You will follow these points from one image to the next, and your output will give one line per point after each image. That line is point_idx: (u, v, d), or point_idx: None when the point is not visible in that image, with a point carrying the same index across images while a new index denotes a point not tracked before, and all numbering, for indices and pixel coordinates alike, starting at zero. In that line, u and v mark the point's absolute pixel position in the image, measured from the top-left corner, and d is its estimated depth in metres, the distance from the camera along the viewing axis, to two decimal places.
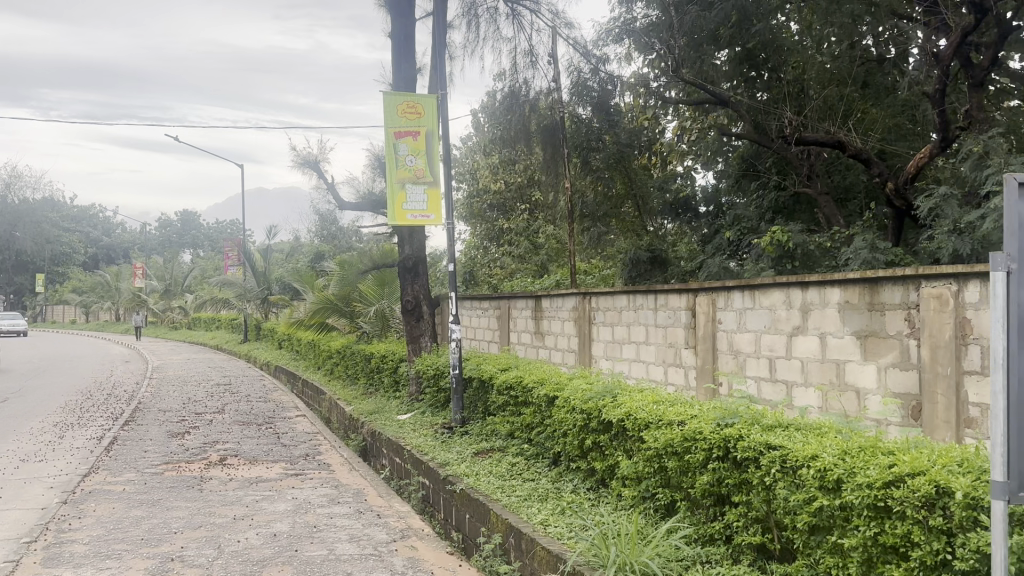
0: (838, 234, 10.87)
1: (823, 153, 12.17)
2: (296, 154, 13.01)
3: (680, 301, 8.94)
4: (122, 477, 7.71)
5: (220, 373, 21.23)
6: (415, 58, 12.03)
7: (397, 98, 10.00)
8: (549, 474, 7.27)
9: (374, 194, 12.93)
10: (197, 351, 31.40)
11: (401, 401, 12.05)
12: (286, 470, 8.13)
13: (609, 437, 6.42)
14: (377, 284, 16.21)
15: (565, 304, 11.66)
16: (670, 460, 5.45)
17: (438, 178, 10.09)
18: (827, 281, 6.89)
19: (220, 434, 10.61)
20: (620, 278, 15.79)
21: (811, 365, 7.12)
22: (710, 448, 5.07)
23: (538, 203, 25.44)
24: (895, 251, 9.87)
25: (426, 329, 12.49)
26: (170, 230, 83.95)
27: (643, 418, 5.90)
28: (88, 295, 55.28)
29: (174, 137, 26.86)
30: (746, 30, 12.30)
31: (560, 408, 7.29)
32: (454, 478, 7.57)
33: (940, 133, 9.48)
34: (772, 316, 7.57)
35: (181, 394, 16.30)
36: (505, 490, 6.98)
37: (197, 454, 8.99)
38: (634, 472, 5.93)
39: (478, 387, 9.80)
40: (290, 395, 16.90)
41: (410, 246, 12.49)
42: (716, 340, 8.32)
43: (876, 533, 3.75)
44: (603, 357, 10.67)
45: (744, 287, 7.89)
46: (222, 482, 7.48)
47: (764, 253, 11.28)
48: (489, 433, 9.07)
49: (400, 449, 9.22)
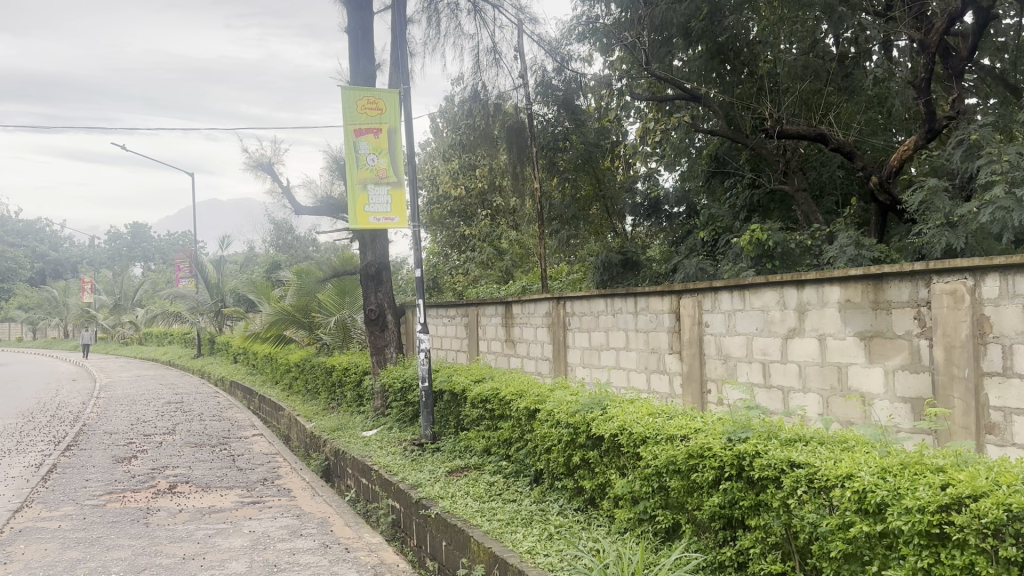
0: (818, 233, 10.50)
1: (799, 148, 11.78)
2: (248, 156, 12.29)
3: (662, 304, 8.44)
4: (59, 511, 6.93)
5: (171, 390, 20.23)
6: (373, 54, 11.41)
7: (356, 93, 9.42)
8: (532, 494, 6.70)
9: (332, 198, 12.25)
10: (148, 368, 30.15)
11: (366, 416, 11.38)
12: (242, 498, 7.42)
13: (600, 453, 5.87)
14: (337, 293, 15.47)
15: (537, 310, 11.14)
16: (673, 479, 4.91)
17: (402, 176, 9.41)
18: (825, 279, 6.44)
19: (171, 458, 9.83)
20: (590, 280, 15.28)
21: (810, 369, 6.64)
22: (720, 466, 4.52)
23: (500, 208, 24.89)
24: (881, 247, 9.50)
25: (391, 340, 11.86)
26: (120, 244, 81.81)
27: (640, 432, 5.34)
28: (35, 311, 53.27)
29: (120, 146, 25.67)
30: (718, 23, 11.97)
31: (543, 422, 6.72)
32: (427, 501, 6.94)
33: (926, 124, 9.19)
34: (764, 317, 7.08)
35: (130, 414, 15.39)
36: (485, 513, 6.38)
37: (144, 481, 8.23)
38: (631, 493, 5.37)
39: (450, 400, 9.19)
40: (246, 412, 16.07)
41: (372, 252, 11.77)
42: (704, 344, 7.82)
43: (928, 565, 3.24)
44: (580, 365, 10.14)
45: (733, 287, 7.40)
46: (171, 515, 6.76)
47: (742, 253, 10.84)
48: (463, 450, 8.48)
49: (367, 470, 8.58)
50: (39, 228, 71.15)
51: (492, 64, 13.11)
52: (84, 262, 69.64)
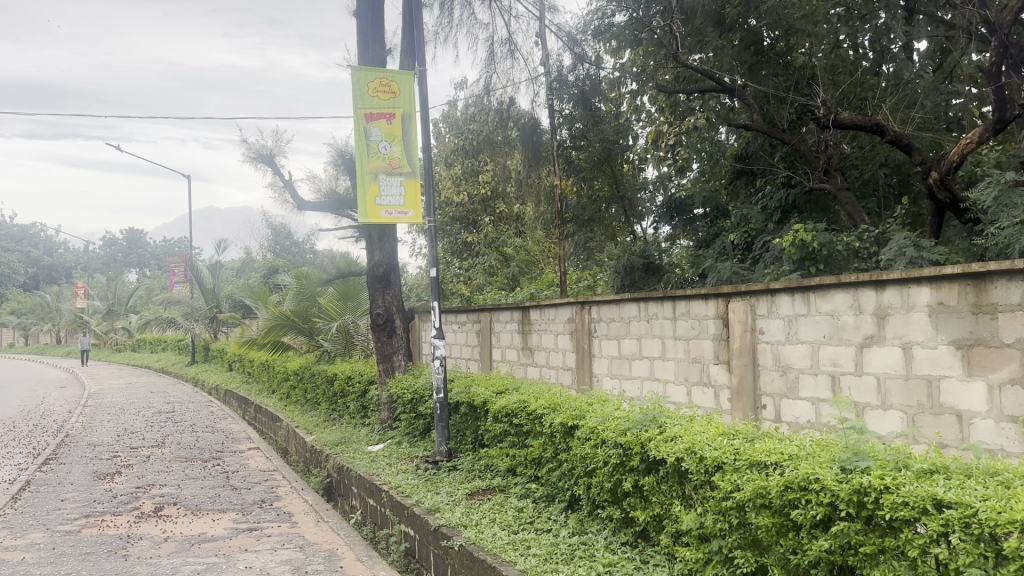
0: (867, 234, 9.66)
1: (842, 145, 10.93)
2: (248, 147, 11.45)
3: (706, 309, 7.56)
4: (25, 540, 6.01)
5: (162, 399, 19.27)
6: (383, 37, 10.58)
7: (366, 74, 8.57)
8: (569, 524, 5.83)
9: (337, 194, 11.42)
10: (140, 375, 29.20)
11: (371, 430, 10.51)
12: (237, 524, 6.53)
13: (656, 479, 4.99)
14: (339, 298, 14.66)
15: (558, 316, 10.31)
16: (759, 516, 4.02)
17: (416, 168, 8.60)
18: (913, 279, 5.59)
19: (158, 475, 8.92)
20: (609, 286, 14.39)
21: (890, 383, 5.78)
22: (831, 503, 3.65)
23: (504, 214, 24.13)
24: (942, 249, 8.67)
25: (399, 347, 10.97)
26: (116, 250, 80.96)
27: (715, 457, 4.43)
28: (26, 317, 52.16)
29: (116, 145, 24.76)
30: (755, 9, 11.11)
31: (584, 441, 5.84)
32: (448, 530, 6.05)
33: (996, 114, 8.41)
34: (834, 323, 6.22)
35: (118, 423, 14.47)
36: (519, 547, 5.50)
37: (126, 502, 7.33)
38: (699, 531, 4.48)
39: (468, 412, 8.33)
40: (241, 423, 15.18)
41: (381, 251, 10.92)
42: (757, 354, 6.96)
43: None
44: (607, 376, 9.27)
45: (796, 289, 6.55)
46: (154, 545, 5.85)
47: (784, 255, 9.97)
48: (484, 469, 7.63)
49: (375, 490, 7.70)
50: (33, 233, 70.21)
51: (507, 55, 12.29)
52: (79, 268, 68.89)
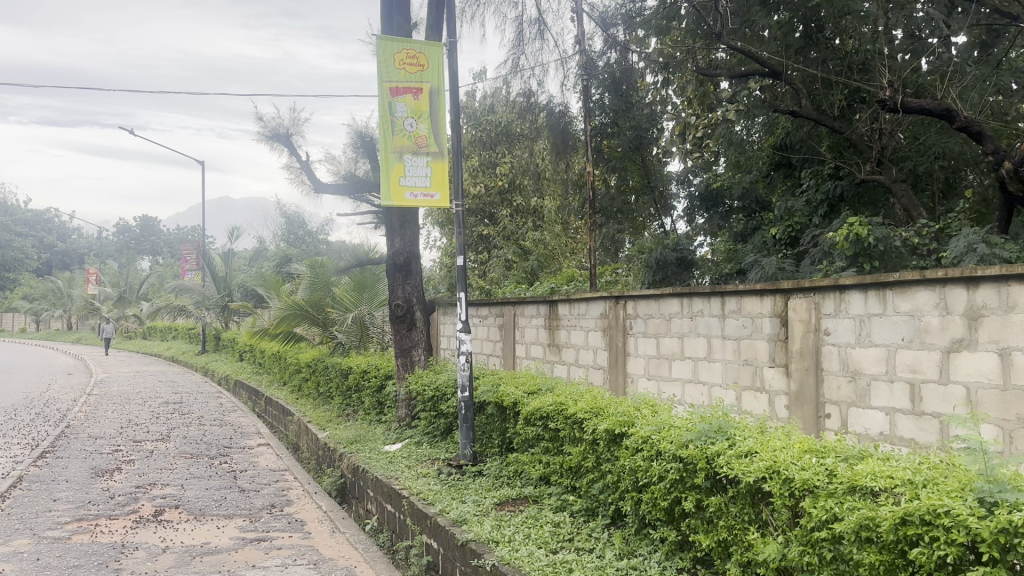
0: (927, 229, 8.95)
1: (898, 133, 10.20)
2: (263, 125, 10.84)
3: (761, 306, 6.88)
4: (9, 547, 5.41)
5: (170, 390, 18.67)
6: (409, 10, 9.94)
7: (394, 44, 7.94)
8: (613, 544, 5.18)
9: (356, 176, 10.79)
10: (150, 364, 28.71)
11: (388, 428, 9.88)
12: (244, 533, 5.91)
13: (726, 499, 4.32)
14: (355, 288, 14.02)
15: (589, 311, 9.67)
16: (862, 552, 3.33)
17: (445, 148, 7.97)
18: (1014, 275, 4.91)
19: (160, 473, 8.32)
20: (637, 280, 13.69)
21: (983, 394, 5.11)
22: (965, 543, 2.97)
23: (522, 207, 23.25)
24: (1014, 247, 7.96)
25: (419, 340, 10.34)
26: (130, 237, 80.60)
27: (804, 479, 3.77)
28: (39, 303, 51.77)
29: (129, 129, 24.11)
30: None
31: (635, 452, 5.19)
32: (478, 546, 5.41)
33: None
34: (915, 325, 5.55)
35: (123, 414, 13.89)
36: (560, 569, 4.84)
37: (124, 505, 6.73)
38: (781, 564, 3.80)
39: (494, 414, 7.72)
40: (250, 417, 14.58)
41: (401, 239, 10.32)
42: (821, 357, 6.29)
43: None
44: (643, 377, 8.63)
45: (870, 285, 5.87)
46: (150, 558, 5.23)
47: (835, 249, 9.25)
48: (512, 476, 7.01)
49: (393, 495, 7.08)
50: (47, 219, 70.01)
51: (537, 35, 11.61)
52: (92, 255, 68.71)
